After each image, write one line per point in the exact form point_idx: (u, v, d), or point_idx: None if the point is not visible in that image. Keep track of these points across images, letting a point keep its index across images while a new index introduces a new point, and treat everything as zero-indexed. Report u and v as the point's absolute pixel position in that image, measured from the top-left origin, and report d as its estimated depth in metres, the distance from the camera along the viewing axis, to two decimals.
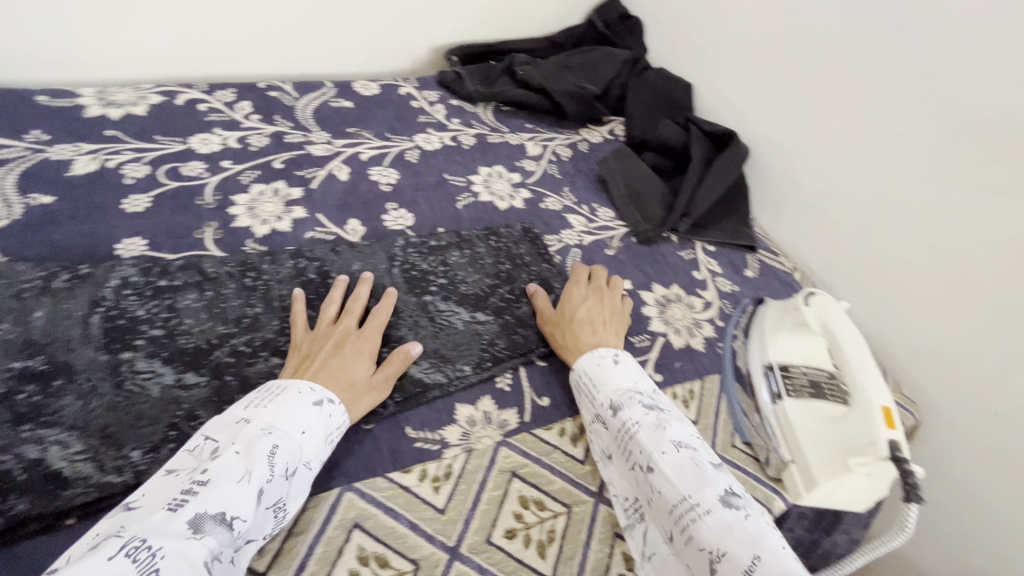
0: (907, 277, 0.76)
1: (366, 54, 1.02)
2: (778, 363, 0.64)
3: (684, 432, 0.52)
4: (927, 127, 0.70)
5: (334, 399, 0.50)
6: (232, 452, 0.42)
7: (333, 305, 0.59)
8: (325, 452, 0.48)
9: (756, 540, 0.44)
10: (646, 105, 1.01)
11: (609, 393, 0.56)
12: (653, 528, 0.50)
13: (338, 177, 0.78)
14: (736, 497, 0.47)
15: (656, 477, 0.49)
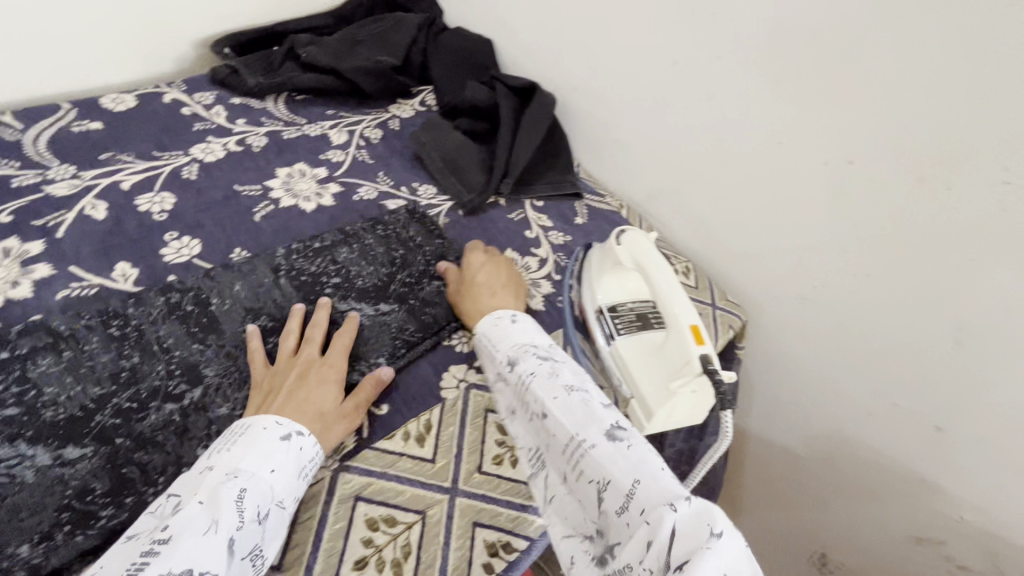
0: (714, 193, 0.81)
1: (113, 58, 0.86)
2: (607, 306, 0.64)
3: (579, 376, 0.54)
4: (699, 50, 0.74)
5: (302, 430, 0.49)
6: (195, 503, 0.41)
7: (293, 337, 0.58)
8: (300, 488, 0.47)
9: (637, 466, 0.45)
10: (451, 69, 0.96)
11: (507, 349, 0.57)
12: (551, 473, 0.53)
13: (93, 216, 0.65)
14: (621, 430, 0.49)
15: (551, 423, 0.51)
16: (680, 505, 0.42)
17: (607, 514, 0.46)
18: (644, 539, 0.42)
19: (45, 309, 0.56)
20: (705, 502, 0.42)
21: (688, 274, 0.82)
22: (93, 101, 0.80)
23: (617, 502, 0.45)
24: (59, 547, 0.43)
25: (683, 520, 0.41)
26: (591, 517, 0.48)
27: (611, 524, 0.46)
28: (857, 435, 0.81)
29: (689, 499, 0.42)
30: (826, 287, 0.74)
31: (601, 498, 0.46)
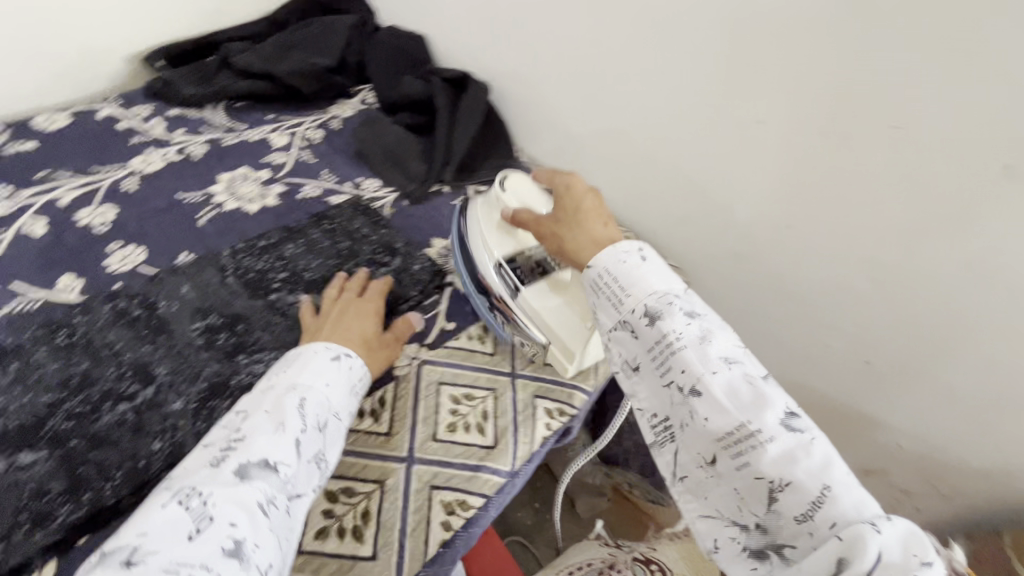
0: (646, 165, 0.85)
1: (43, 77, 0.85)
2: (506, 258, 0.62)
3: (735, 346, 0.42)
4: (616, 30, 0.78)
5: (350, 352, 0.54)
6: (261, 411, 0.44)
7: (333, 291, 0.65)
8: (351, 404, 0.50)
9: (821, 470, 0.36)
10: (387, 66, 0.98)
11: (641, 297, 0.44)
12: (684, 453, 0.42)
13: (33, 234, 0.66)
14: (795, 420, 0.39)
15: (701, 402, 0.40)
16: (883, 525, 0.33)
17: (775, 515, 0.37)
18: (830, 552, 0.33)
19: None
20: (908, 524, 0.33)
21: None
22: (25, 122, 0.80)
23: (782, 495, 0.36)
24: (16, 545, 0.43)
25: (888, 541, 0.32)
26: (750, 514, 0.38)
27: (778, 527, 0.37)
28: (801, 376, 0.85)
29: (888, 518, 0.34)
30: (755, 242, 0.79)
31: (770, 498, 0.37)
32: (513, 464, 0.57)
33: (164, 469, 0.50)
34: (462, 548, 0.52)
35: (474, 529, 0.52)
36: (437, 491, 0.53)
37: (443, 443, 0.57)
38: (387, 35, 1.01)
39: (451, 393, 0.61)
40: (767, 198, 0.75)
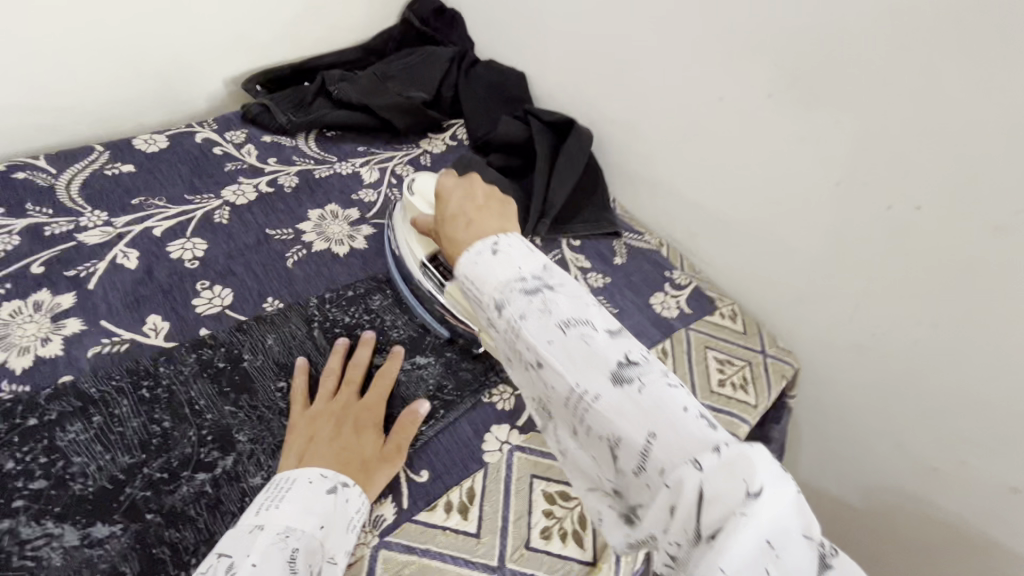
0: (761, 234, 0.77)
1: (146, 95, 0.85)
2: (427, 257, 0.63)
3: (580, 304, 0.39)
4: (748, 88, 0.71)
5: (347, 481, 0.48)
6: (248, 565, 0.40)
7: (332, 377, 0.57)
8: (351, 541, 0.46)
9: (653, 413, 0.34)
10: (482, 102, 0.94)
11: (492, 290, 0.41)
12: (560, 426, 0.41)
13: (125, 266, 0.63)
14: (630, 368, 0.36)
15: (547, 372, 0.38)
16: (707, 459, 0.32)
17: (621, 475, 0.37)
18: (666, 505, 0.33)
19: (75, 369, 0.53)
20: (746, 446, 0.32)
21: (735, 318, 0.78)
22: (125, 142, 0.79)
23: (642, 466, 0.35)
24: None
25: (714, 480, 0.31)
26: (606, 478, 0.39)
27: (627, 485, 0.37)
28: (915, 486, 0.77)
29: (721, 446, 0.33)
30: (885, 333, 0.71)
31: (613, 454, 0.36)
32: None
33: None
34: None
35: None
36: None
37: (538, 552, 0.50)
38: (485, 70, 0.97)
39: (545, 490, 0.55)
40: None
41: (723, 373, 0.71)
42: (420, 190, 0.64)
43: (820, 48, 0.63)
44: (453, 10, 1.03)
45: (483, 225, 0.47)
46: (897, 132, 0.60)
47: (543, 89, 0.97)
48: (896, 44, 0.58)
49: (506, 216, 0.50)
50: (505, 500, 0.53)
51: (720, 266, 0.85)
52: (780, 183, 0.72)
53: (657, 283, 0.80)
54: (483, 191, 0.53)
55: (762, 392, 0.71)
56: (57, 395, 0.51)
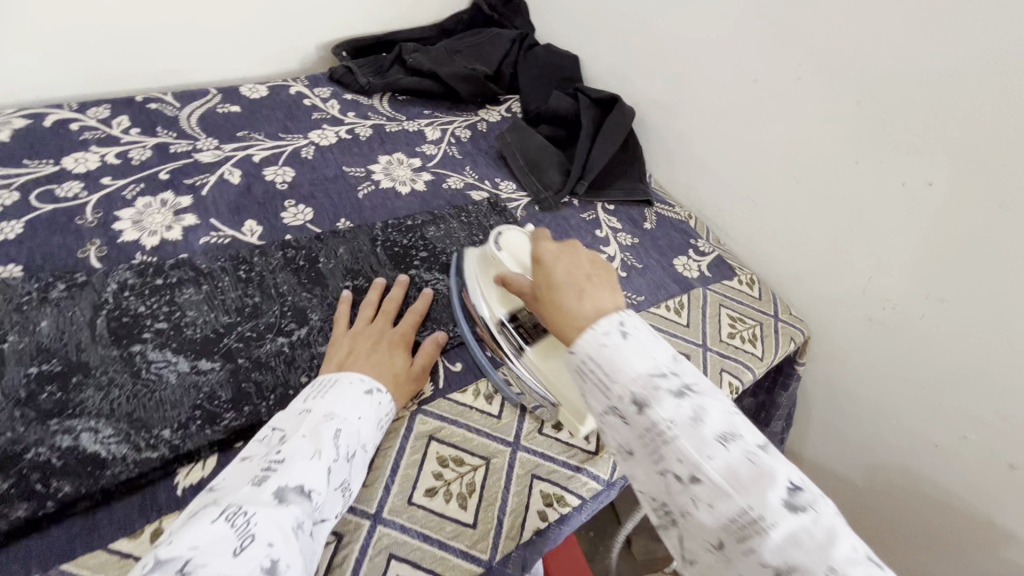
0: (784, 210, 0.83)
1: (253, 52, 0.99)
2: (508, 315, 0.63)
3: (727, 413, 0.38)
4: (781, 69, 0.77)
5: (381, 387, 0.53)
6: (298, 436, 0.44)
7: (371, 307, 0.63)
8: (378, 437, 0.50)
9: (825, 545, 0.32)
10: (537, 80, 1.04)
11: (628, 382, 0.39)
12: (690, 538, 0.37)
13: (230, 181, 0.77)
14: (795, 492, 0.35)
15: (702, 489, 0.36)
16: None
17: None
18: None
19: (190, 250, 0.66)
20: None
21: (753, 286, 0.84)
22: (234, 89, 0.93)
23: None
24: (193, 434, 0.50)
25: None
26: None
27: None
28: (915, 466, 0.80)
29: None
30: (896, 306, 0.74)
31: None
32: (611, 475, 0.57)
33: None
34: (552, 541, 0.53)
35: (565, 527, 0.53)
36: (539, 480, 0.55)
37: (548, 437, 0.59)
38: (544, 52, 1.07)
39: None
40: (920, 263, 0.70)
41: (734, 328, 0.77)
42: (507, 242, 0.65)
43: (849, 33, 0.69)
44: None
45: (597, 300, 0.47)
46: (915, 111, 0.66)
47: (596, 72, 1.06)
48: (917, 29, 0.63)
49: (616, 288, 0.49)
50: (523, 395, 0.62)
51: (743, 240, 0.91)
52: (804, 160, 0.78)
53: (682, 247, 0.87)
54: (585, 259, 0.53)
55: (770, 349, 0.76)
56: (177, 266, 0.63)
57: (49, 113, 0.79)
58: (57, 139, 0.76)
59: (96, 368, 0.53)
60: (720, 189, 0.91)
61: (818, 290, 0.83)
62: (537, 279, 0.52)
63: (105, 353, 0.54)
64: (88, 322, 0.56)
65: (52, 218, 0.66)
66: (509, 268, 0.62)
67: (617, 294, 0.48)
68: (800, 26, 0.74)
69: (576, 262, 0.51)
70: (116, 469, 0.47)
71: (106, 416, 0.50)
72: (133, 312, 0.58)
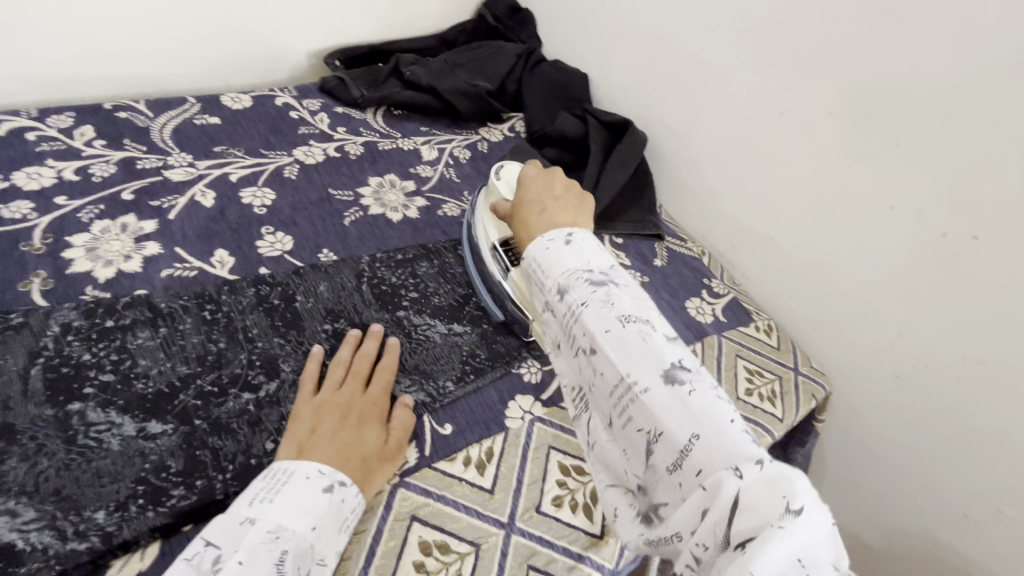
0: (810, 253, 0.76)
1: (238, 57, 0.92)
2: (501, 241, 0.65)
3: (640, 303, 0.40)
4: (813, 103, 0.71)
5: (345, 480, 0.46)
6: (235, 563, 0.38)
7: (340, 368, 0.56)
8: (341, 542, 0.44)
9: (699, 416, 0.35)
10: (544, 99, 0.98)
11: (558, 276, 0.43)
12: (595, 417, 0.42)
13: (202, 203, 0.69)
14: (681, 371, 0.37)
15: (598, 359, 0.39)
16: (747, 470, 0.32)
17: (652, 469, 0.36)
18: (697, 506, 0.33)
19: (150, 285, 0.59)
20: (785, 467, 0.31)
21: (771, 333, 0.77)
22: (215, 99, 0.86)
23: (624, 419, 0.38)
24: (131, 518, 0.43)
25: (748, 489, 0.31)
26: (634, 472, 0.38)
27: (654, 477, 0.37)
28: (940, 536, 0.73)
29: (763, 462, 0.32)
30: (929, 366, 0.68)
31: (647, 451, 0.36)
32: (616, 563, 0.51)
33: None
34: None
35: None
36: (536, 571, 0.48)
37: (545, 515, 0.52)
38: (553, 68, 1.00)
39: (560, 460, 0.56)
40: (956, 321, 0.64)
41: (752, 383, 0.70)
42: (507, 174, 0.66)
43: (890, 67, 0.63)
44: (527, 10, 1.07)
45: (556, 216, 0.50)
46: (962, 157, 0.59)
47: (606, 92, 0.99)
48: (974, 68, 0.57)
49: (584, 211, 0.52)
50: (519, 464, 0.55)
51: (759, 281, 0.85)
52: (834, 202, 0.72)
53: (694, 288, 0.80)
54: (562, 185, 0.55)
55: (790, 407, 0.69)
56: (132, 304, 0.56)
57: (3, 121, 0.71)
58: (9, 150, 0.68)
59: (24, 433, 0.45)
60: (737, 226, 0.85)
61: (843, 341, 0.76)
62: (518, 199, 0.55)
63: (36, 413, 0.47)
64: (21, 373, 0.48)
65: None
66: (501, 197, 0.63)
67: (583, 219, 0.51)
68: (837, 56, 0.67)
69: (563, 183, 0.55)
70: (34, 565, 0.39)
71: (29, 495, 0.42)
72: (75, 362, 0.50)
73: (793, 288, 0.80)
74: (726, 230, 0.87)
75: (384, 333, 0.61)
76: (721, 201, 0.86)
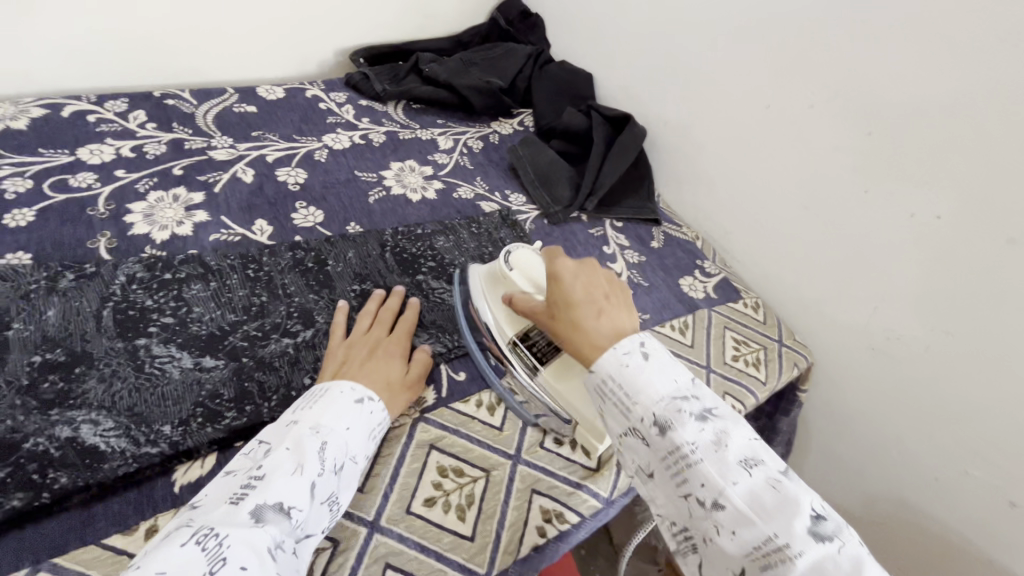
0: (794, 236, 0.83)
1: (272, 53, 1.00)
2: (518, 336, 0.60)
3: (747, 442, 0.42)
4: (796, 96, 0.78)
5: (373, 396, 0.53)
6: (283, 449, 0.44)
7: (367, 315, 0.63)
8: (369, 448, 0.50)
9: (851, 570, 0.35)
10: (551, 95, 1.05)
11: (648, 405, 0.44)
12: (710, 570, 0.40)
13: (243, 180, 0.77)
14: (821, 523, 0.37)
15: (726, 516, 0.39)
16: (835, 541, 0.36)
17: None
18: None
19: (200, 247, 0.66)
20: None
21: (758, 309, 0.84)
22: (252, 90, 0.94)
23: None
24: (193, 432, 0.50)
25: (845, 563, 0.35)
26: None
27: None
28: (913, 498, 0.79)
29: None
30: (900, 338, 0.74)
31: None
32: (611, 493, 0.57)
33: None
34: (547, 557, 0.53)
35: (564, 544, 0.53)
36: (539, 495, 0.55)
37: (547, 450, 0.58)
38: (560, 68, 1.08)
39: None
40: (922, 294, 0.70)
41: (738, 351, 0.76)
42: (516, 259, 0.63)
43: (862, 65, 0.70)
44: (536, 14, 1.15)
45: (615, 317, 0.51)
46: (925, 144, 0.66)
47: (610, 91, 1.07)
48: (935, 64, 0.63)
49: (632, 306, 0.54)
50: (525, 408, 0.61)
51: (749, 263, 0.91)
52: (815, 187, 0.78)
53: (688, 268, 0.87)
54: (602, 277, 0.56)
55: (773, 373, 0.76)
56: (186, 261, 0.63)
57: (67, 104, 0.79)
58: (73, 129, 0.76)
59: (100, 360, 0.52)
60: (729, 212, 0.92)
61: (825, 317, 0.83)
62: (553, 297, 0.55)
63: (109, 345, 0.54)
64: (95, 313, 0.56)
65: (63, 206, 0.66)
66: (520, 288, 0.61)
67: (630, 317, 0.52)
68: (816, 54, 0.74)
69: (602, 279, 0.55)
70: (114, 462, 0.46)
71: (107, 409, 0.49)
72: (139, 306, 0.58)
73: (779, 270, 0.87)
74: (719, 217, 0.93)
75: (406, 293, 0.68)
76: (714, 189, 0.93)
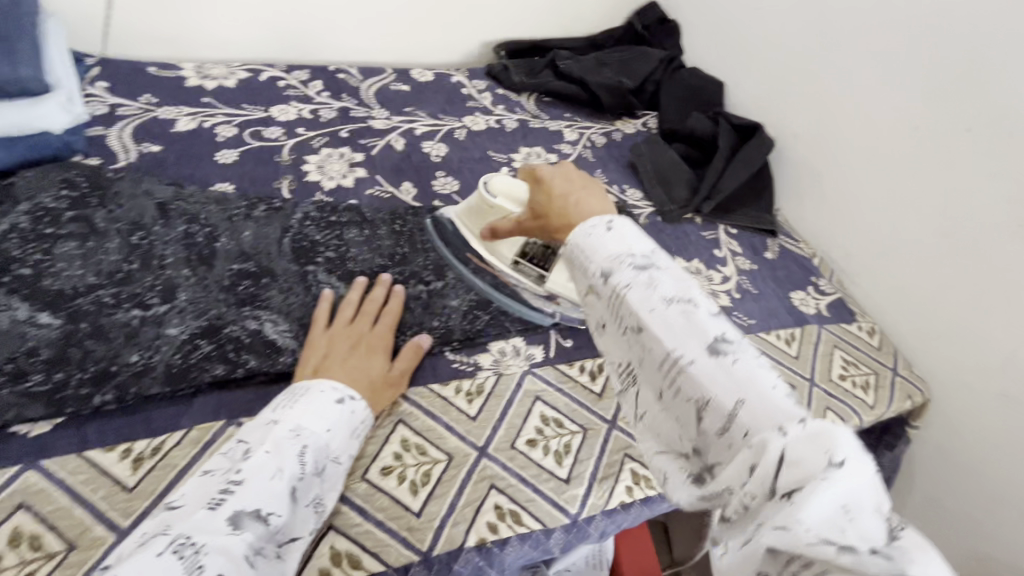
0: (926, 264, 0.78)
1: (427, 40, 1.11)
2: None
3: (687, 285, 0.39)
4: (950, 119, 0.73)
5: (355, 395, 0.51)
6: (262, 452, 0.43)
7: (350, 307, 0.61)
8: (353, 447, 0.50)
9: (743, 382, 0.35)
10: (679, 100, 1.08)
11: (601, 261, 0.41)
12: (643, 391, 0.40)
13: (395, 147, 0.87)
14: (725, 344, 0.37)
15: (646, 338, 0.38)
16: (791, 428, 0.32)
17: (704, 433, 0.36)
18: (745, 463, 0.32)
19: (358, 199, 0.77)
20: (827, 424, 0.31)
21: (873, 335, 0.82)
22: (407, 71, 1.05)
23: (673, 390, 0.37)
24: None
25: (794, 444, 0.31)
26: (686, 435, 0.38)
27: (707, 443, 0.36)
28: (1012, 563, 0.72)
29: (804, 421, 0.33)
30: None
31: (698, 417, 0.36)
32: None
33: (438, 343, 0.62)
34: (631, 516, 0.56)
35: (647, 509, 0.56)
36: (631, 456, 0.58)
37: None
38: (692, 74, 1.10)
39: None
40: None
41: (846, 370, 0.75)
42: None
43: None
44: (673, 22, 1.18)
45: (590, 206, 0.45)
46: None
47: (741, 99, 1.06)
48: None
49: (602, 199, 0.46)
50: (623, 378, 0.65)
51: (864, 285, 0.87)
52: (958, 216, 0.73)
53: (801, 283, 0.86)
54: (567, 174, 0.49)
55: (881, 399, 0.73)
56: (348, 209, 0.74)
57: (264, 70, 0.95)
58: (266, 90, 0.91)
59: (281, 277, 0.63)
60: (851, 230, 0.88)
61: (944, 356, 0.77)
62: (534, 200, 0.50)
63: (287, 267, 0.65)
64: (278, 238, 0.67)
65: (259, 151, 0.79)
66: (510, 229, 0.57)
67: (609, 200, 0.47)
68: (983, 74, 0.70)
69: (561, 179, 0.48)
70: (289, 357, 0.57)
71: (284, 315, 0.60)
72: (310, 240, 0.68)
73: (900, 298, 0.82)
74: (839, 235, 0.90)
75: (389, 279, 0.66)
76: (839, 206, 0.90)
